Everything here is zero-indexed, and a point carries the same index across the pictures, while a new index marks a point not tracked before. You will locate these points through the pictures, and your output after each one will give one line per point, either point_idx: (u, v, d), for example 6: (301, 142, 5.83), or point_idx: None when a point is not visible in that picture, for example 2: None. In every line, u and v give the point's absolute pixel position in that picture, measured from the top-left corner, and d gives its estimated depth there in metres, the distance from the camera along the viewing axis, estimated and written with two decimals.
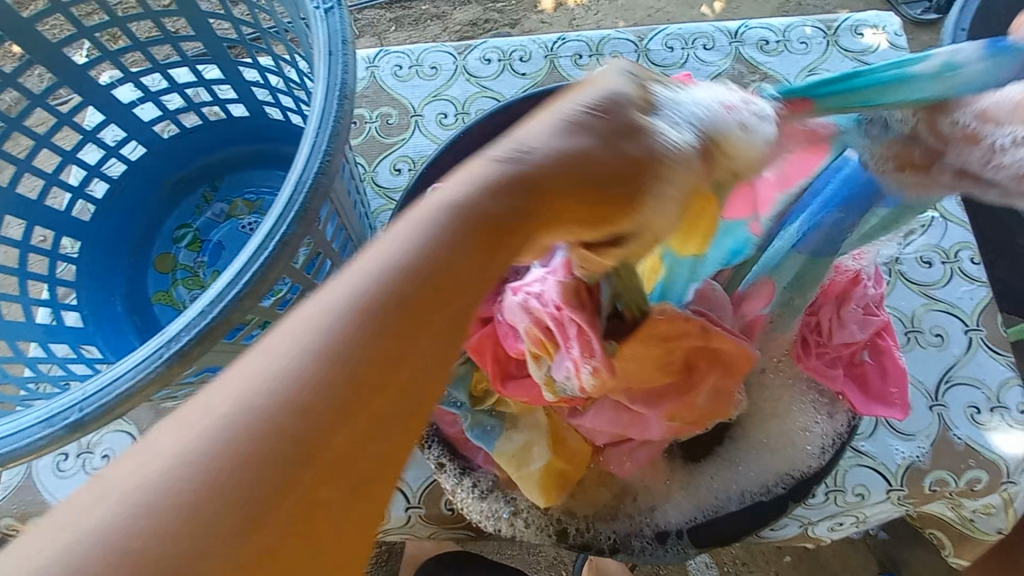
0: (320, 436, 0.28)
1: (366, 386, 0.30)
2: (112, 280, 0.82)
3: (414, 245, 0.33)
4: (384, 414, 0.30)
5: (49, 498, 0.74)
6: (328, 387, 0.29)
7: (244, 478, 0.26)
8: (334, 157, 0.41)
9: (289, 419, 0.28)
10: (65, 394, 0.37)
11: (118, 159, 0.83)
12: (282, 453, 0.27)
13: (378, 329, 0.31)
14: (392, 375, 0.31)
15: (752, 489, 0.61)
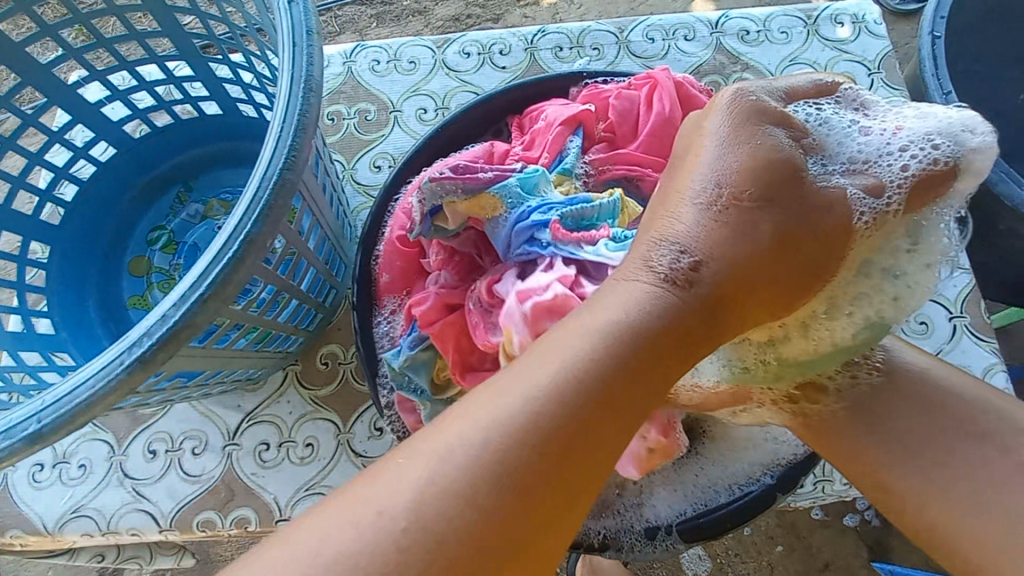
0: (519, 515, 0.30)
1: (574, 449, 0.32)
2: (84, 285, 0.80)
3: (577, 350, 0.34)
4: (571, 484, 0.31)
5: (24, 511, 0.72)
6: (520, 467, 0.30)
7: (458, 535, 0.29)
8: (301, 152, 0.40)
9: (498, 489, 0.30)
10: (22, 405, 0.36)
11: (87, 160, 0.81)
12: (487, 515, 0.29)
13: (580, 400, 0.32)
14: (616, 429, 0.33)
15: (736, 482, 0.59)
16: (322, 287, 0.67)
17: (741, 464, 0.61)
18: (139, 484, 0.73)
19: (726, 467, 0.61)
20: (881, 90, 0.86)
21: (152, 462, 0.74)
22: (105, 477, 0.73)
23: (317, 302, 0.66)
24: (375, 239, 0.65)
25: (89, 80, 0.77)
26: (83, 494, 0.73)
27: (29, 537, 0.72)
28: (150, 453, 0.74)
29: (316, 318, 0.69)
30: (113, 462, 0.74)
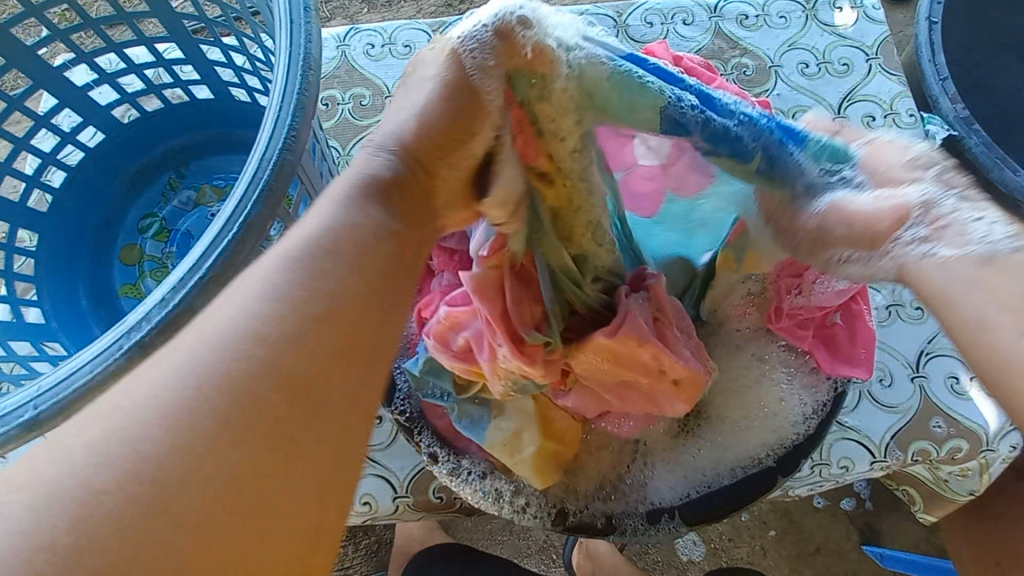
0: (244, 453, 0.27)
1: (301, 392, 0.29)
2: (74, 274, 0.78)
3: (282, 282, 0.31)
4: (321, 412, 0.30)
5: None
6: (247, 411, 0.28)
7: (200, 463, 0.26)
8: (300, 133, 0.39)
9: (209, 435, 0.27)
10: (17, 392, 0.35)
11: (76, 146, 0.78)
12: (222, 419, 0.27)
13: (308, 329, 0.30)
14: (365, 344, 0.32)
15: (742, 464, 0.59)
16: None
17: (745, 443, 0.60)
18: None
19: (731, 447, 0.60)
20: (880, 76, 0.85)
21: None
22: None
23: None
24: None
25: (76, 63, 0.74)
26: None
27: None
28: None
29: None
30: None
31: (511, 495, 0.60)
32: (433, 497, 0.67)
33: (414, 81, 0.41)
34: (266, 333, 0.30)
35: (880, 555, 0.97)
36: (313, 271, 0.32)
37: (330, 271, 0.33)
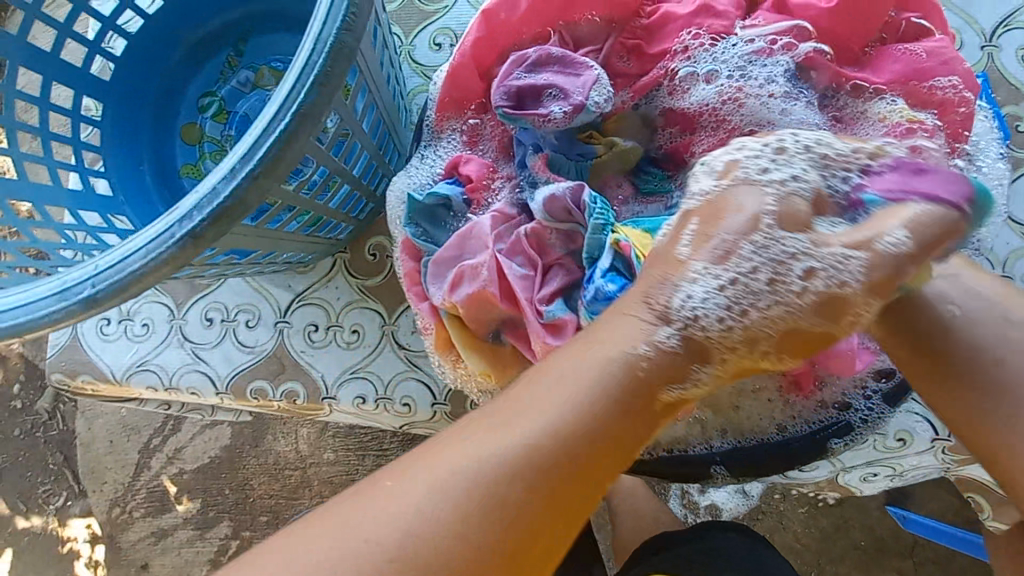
0: (508, 535, 0.37)
1: (566, 487, 0.39)
2: (136, 148, 0.77)
3: (565, 410, 0.39)
4: (569, 509, 0.39)
5: (94, 359, 0.77)
6: (518, 484, 0.37)
7: (432, 545, 0.36)
8: (362, 9, 0.33)
9: (506, 490, 0.37)
10: (77, 266, 0.34)
11: (135, 12, 0.75)
12: (455, 509, 0.37)
13: (591, 445, 0.40)
14: (579, 512, 0.39)
15: (788, 421, 0.56)
16: (375, 176, 0.63)
17: (787, 406, 0.56)
18: (198, 347, 0.77)
19: (771, 403, 0.57)
20: None
21: (209, 329, 0.77)
22: (167, 337, 0.78)
23: (369, 191, 0.64)
24: (466, 51, 0.56)
25: None
26: (147, 350, 0.77)
27: (101, 384, 0.78)
28: (207, 320, 0.77)
29: (367, 208, 0.68)
30: (173, 324, 0.78)
31: None
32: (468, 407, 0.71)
33: (614, 351, 0.42)
34: (442, 505, 0.37)
35: (902, 516, 0.93)
36: (444, 473, 0.38)
37: (624, 404, 0.41)
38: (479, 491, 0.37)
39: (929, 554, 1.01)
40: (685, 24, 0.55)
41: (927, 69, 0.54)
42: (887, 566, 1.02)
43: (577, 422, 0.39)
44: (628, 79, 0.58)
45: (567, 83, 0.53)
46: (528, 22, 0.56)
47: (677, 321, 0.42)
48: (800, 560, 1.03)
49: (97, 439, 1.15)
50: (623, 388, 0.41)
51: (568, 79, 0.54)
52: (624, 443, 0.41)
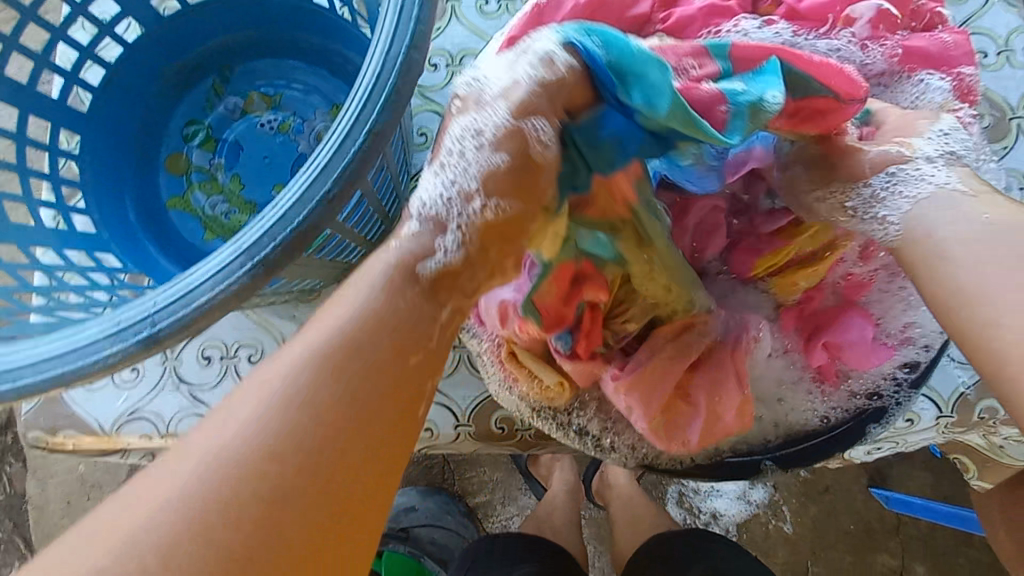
0: (302, 463, 0.30)
1: (360, 420, 0.31)
2: (118, 181, 0.73)
3: (327, 333, 0.33)
4: (358, 457, 0.31)
5: (78, 410, 0.72)
6: (307, 425, 0.30)
7: (226, 504, 0.28)
8: (428, 28, 0.33)
9: (289, 437, 0.30)
10: (132, 303, 0.32)
11: (113, 39, 0.71)
12: (281, 437, 0.30)
13: (388, 360, 0.33)
14: (375, 465, 0.31)
15: (829, 412, 0.58)
16: (388, 197, 0.63)
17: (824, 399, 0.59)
18: (194, 388, 0.72)
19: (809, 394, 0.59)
20: (998, 6, 0.78)
21: (207, 368, 0.72)
22: (159, 382, 0.72)
23: (384, 212, 0.63)
24: None
25: None
26: (139, 396, 0.72)
27: (86, 437, 0.72)
28: (205, 358, 0.73)
29: (379, 230, 0.67)
30: (167, 366, 0.73)
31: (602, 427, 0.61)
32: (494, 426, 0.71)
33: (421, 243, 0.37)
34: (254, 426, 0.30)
35: (886, 496, 0.98)
36: (236, 411, 0.31)
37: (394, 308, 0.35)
38: (313, 407, 0.31)
39: (915, 532, 1.06)
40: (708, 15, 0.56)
41: (952, 59, 0.52)
42: (877, 547, 1.06)
43: (387, 301, 0.35)
44: None
45: None
46: None
47: (454, 222, 0.37)
48: (795, 550, 1.06)
49: (53, 501, 1.04)
50: (390, 294, 0.35)
51: None
52: (404, 366, 0.34)
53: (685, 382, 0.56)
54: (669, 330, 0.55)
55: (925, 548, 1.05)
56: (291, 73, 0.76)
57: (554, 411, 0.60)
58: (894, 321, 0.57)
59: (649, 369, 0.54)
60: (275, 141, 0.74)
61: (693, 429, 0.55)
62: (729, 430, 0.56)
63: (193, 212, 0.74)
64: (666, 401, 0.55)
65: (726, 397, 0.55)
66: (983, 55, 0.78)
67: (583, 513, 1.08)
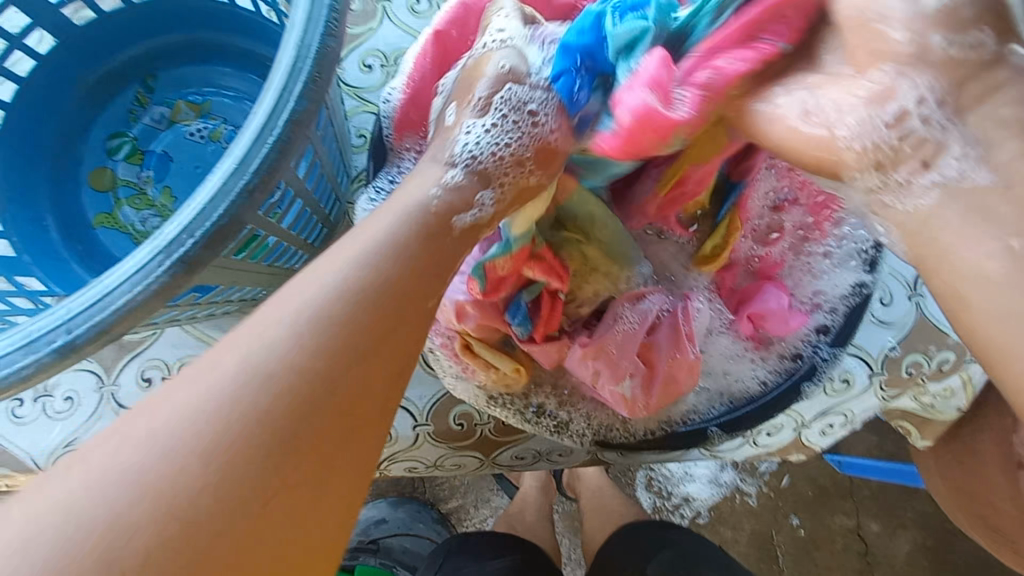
0: (297, 428, 0.32)
1: (338, 390, 0.34)
2: (37, 202, 0.69)
3: (319, 298, 0.35)
4: (350, 416, 0.34)
5: (8, 448, 0.67)
6: (292, 395, 0.32)
7: (202, 467, 0.30)
8: (343, 17, 0.34)
9: (273, 400, 0.32)
10: (44, 313, 0.30)
11: (23, 51, 0.67)
12: (273, 403, 0.32)
13: (368, 326, 0.36)
14: (359, 426, 0.34)
15: (765, 373, 0.60)
16: (327, 198, 0.62)
17: (754, 361, 0.61)
18: None
19: (742, 360, 0.61)
20: None
21: (148, 390, 0.69)
22: (97, 409, 0.68)
23: (324, 214, 0.63)
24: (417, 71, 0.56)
25: None
26: (75, 426, 0.68)
27: (19, 476, 0.67)
28: (146, 380, 0.69)
29: (321, 233, 0.66)
30: (104, 392, 0.69)
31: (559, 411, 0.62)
32: (453, 424, 0.70)
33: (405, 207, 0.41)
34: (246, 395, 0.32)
35: (837, 460, 1.00)
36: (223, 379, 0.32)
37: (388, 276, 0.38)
38: (300, 376, 0.33)
39: (865, 491, 1.11)
40: None
41: None
42: (832, 508, 1.11)
43: (394, 255, 0.39)
44: None
45: None
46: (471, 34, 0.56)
47: (459, 162, 0.45)
48: (760, 520, 1.10)
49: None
50: (383, 260, 0.38)
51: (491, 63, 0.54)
52: (395, 337, 0.37)
53: (643, 352, 0.58)
54: (624, 303, 0.58)
55: (874, 505, 1.11)
56: (219, 79, 0.74)
57: (511, 398, 0.61)
58: (803, 290, 0.62)
59: (606, 341, 0.57)
60: (207, 150, 0.72)
61: (654, 395, 0.57)
62: (681, 391, 0.58)
63: (122, 229, 0.70)
64: (627, 368, 0.57)
65: (679, 359, 0.57)
66: None
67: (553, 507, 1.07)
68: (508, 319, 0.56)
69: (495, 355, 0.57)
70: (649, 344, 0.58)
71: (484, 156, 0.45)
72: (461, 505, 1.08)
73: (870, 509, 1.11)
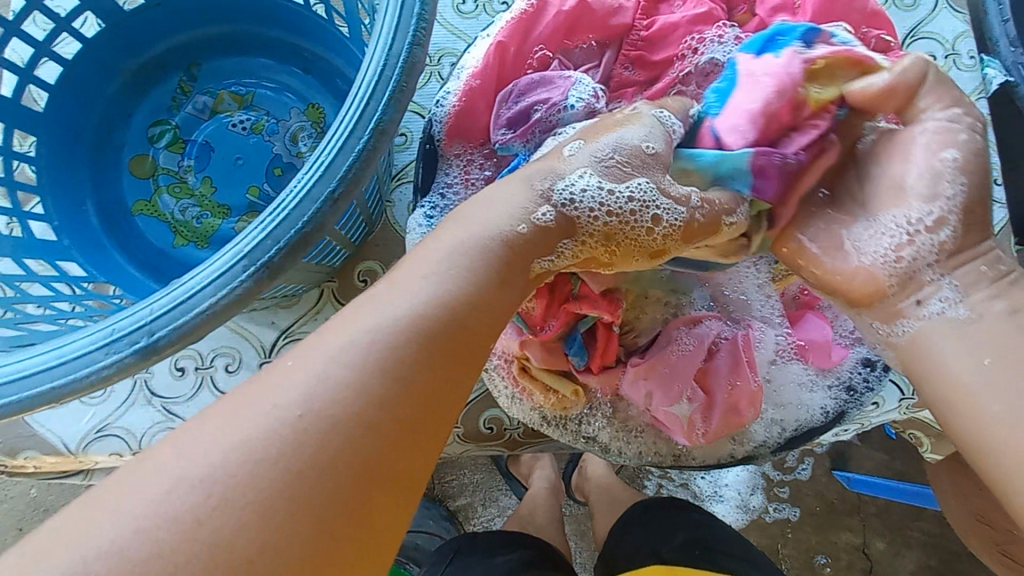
0: (386, 448, 0.31)
1: (402, 417, 0.32)
2: (78, 187, 0.69)
3: (410, 306, 0.35)
4: (416, 440, 0.33)
5: (41, 431, 0.67)
6: (367, 422, 0.31)
7: (267, 519, 0.28)
8: (430, 26, 0.33)
9: (369, 420, 0.31)
10: (124, 314, 0.30)
11: (71, 35, 0.67)
12: (345, 432, 0.31)
13: (463, 329, 0.36)
14: (417, 442, 0.33)
15: (824, 400, 0.59)
16: (371, 197, 0.62)
17: (810, 387, 0.60)
18: (168, 402, 0.69)
19: (801, 385, 0.60)
20: (944, 12, 0.84)
21: (181, 379, 0.69)
22: (130, 397, 0.69)
23: (367, 213, 0.63)
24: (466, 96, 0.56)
25: None
26: (108, 412, 0.68)
27: (49, 458, 0.68)
28: (178, 370, 0.69)
29: (362, 231, 0.66)
30: (137, 380, 0.69)
31: (613, 434, 0.61)
32: (482, 427, 0.70)
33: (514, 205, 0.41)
34: (299, 442, 0.30)
35: (849, 478, 1.01)
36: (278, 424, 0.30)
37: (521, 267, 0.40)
38: (338, 396, 0.31)
39: (872, 509, 1.11)
40: (688, 30, 0.56)
41: None
42: (836, 524, 1.11)
43: (483, 267, 0.38)
44: (638, 88, 0.57)
45: (536, 94, 0.53)
46: (523, 57, 0.57)
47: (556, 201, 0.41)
48: (766, 534, 1.10)
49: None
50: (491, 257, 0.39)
51: (533, 87, 0.54)
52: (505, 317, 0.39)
53: (701, 378, 0.58)
54: (679, 327, 0.58)
55: (879, 522, 1.10)
56: (262, 71, 0.74)
57: (564, 419, 0.61)
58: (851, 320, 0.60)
59: (661, 361, 0.57)
60: (249, 142, 0.72)
61: (714, 422, 0.57)
62: (742, 424, 0.58)
63: (162, 217, 0.70)
64: (686, 390, 0.57)
65: (740, 386, 0.57)
66: (933, 58, 0.83)
67: (564, 511, 1.08)
68: (565, 351, 0.57)
69: (553, 378, 0.58)
70: (711, 372, 0.58)
71: (586, 201, 0.41)
72: (476, 503, 1.08)
73: (877, 528, 1.11)
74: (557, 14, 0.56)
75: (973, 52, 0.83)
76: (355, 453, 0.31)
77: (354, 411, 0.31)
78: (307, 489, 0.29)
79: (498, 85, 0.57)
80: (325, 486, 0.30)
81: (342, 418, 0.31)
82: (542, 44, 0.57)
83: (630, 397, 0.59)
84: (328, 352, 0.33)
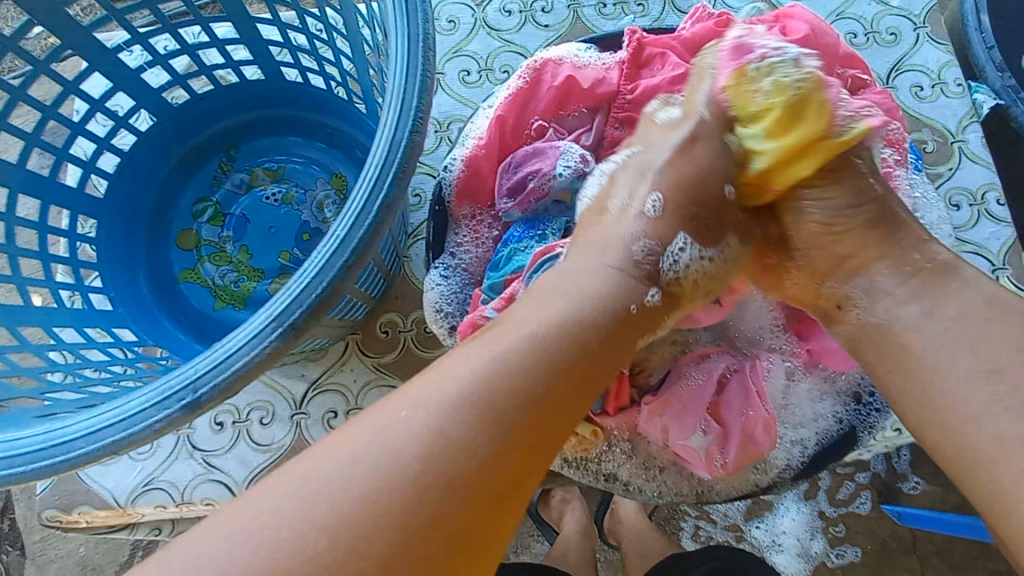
0: (486, 474, 0.34)
1: (514, 451, 0.35)
2: (132, 261, 0.78)
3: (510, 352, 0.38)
4: (515, 475, 0.35)
5: (94, 486, 0.73)
6: (479, 456, 0.34)
7: (357, 545, 0.30)
8: (425, 113, 0.39)
9: (478, 456, 0.34)
10: (172, 374, 0.35)
11: (128, 130, 0.77)
12: (449, 466, 0.33)
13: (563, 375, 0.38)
14: (519, 475, 0.35)
15: (839, 413, 0.60)
16: (388, 255, 0.68)
17: (820, 404, 0.61)
18: (208, 455, 0.74)
19: (811, 402, 0.61)
20: (927, 44, 0.87)
21: (221, 433, 0.74)
22: (174, 451, 0.74)
23: (385, 269, 0.68)
24: (467, 165, 0.62)
25: (151, 64, 0.75)
26: (153, 467, 0.73)
27: (101, 512, 0.73)
28: (218, 424, 0.74)
29: (382, 285, 0.71)
30: (181, 435, 0.74)
31: (634, 468, 0.62)
32: None
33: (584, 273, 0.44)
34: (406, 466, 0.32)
35: (899, 512, 0.94)
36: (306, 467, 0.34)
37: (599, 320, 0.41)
38: (449, 436, 0.34)
39: (931, 548, 1.00)
40: (669, 89, 0.60)
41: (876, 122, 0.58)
42: (896, 567, 0.99)
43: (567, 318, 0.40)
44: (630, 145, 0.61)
45: (531, 163, 0.59)
46: (521, 127, 0.63)
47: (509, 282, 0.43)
48: None
49: None
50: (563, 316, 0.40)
51: (525, 156, 0.59)
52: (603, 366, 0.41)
53: (713, 411, 0.59)
54: (689, 364, 0.60)
55: (942, 563, 0.99)
56: (291, 148, 0.83)
57: (584, 460, 0.62)
58: None
59: (676, 395, 0.58)
60: (281, 212, 0.79)
61: (732, 453, 0.58)
62: (761, 452, 0.58)
63: (204, 283, 0.78)
64: (699, 423, 0.58)
65: (753, 416, 0.58)
66: (919, 88, 0.85)
67: (598, 557, 1.06)
68: None
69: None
70: (723, 406, 0.59)
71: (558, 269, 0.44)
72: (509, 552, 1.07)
73: None
74: (549, 88, 0.62)
75: (961, 79, 0.86)
76: (452, 486, 0.33)
77: (438, 437, 0.33)
78: (405, 507, 0.32)
79: (500, 154, 0.63)
80: (421, 510, 0.32)
81: (432, 440, 0.33)
82: (539, 112, 0.63)
83: (647, 433, 0.60)
84: (429, 396, 0.35)
